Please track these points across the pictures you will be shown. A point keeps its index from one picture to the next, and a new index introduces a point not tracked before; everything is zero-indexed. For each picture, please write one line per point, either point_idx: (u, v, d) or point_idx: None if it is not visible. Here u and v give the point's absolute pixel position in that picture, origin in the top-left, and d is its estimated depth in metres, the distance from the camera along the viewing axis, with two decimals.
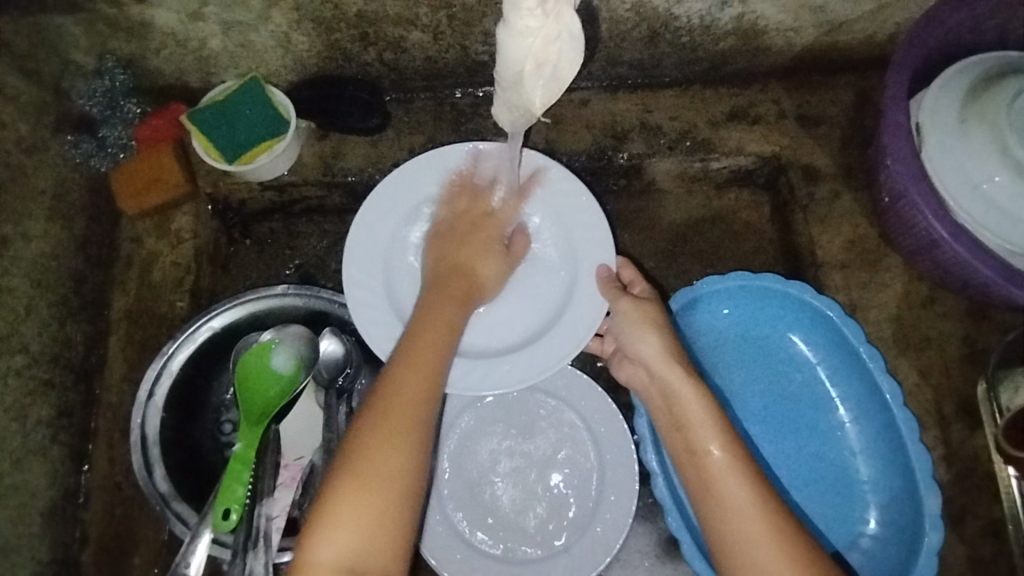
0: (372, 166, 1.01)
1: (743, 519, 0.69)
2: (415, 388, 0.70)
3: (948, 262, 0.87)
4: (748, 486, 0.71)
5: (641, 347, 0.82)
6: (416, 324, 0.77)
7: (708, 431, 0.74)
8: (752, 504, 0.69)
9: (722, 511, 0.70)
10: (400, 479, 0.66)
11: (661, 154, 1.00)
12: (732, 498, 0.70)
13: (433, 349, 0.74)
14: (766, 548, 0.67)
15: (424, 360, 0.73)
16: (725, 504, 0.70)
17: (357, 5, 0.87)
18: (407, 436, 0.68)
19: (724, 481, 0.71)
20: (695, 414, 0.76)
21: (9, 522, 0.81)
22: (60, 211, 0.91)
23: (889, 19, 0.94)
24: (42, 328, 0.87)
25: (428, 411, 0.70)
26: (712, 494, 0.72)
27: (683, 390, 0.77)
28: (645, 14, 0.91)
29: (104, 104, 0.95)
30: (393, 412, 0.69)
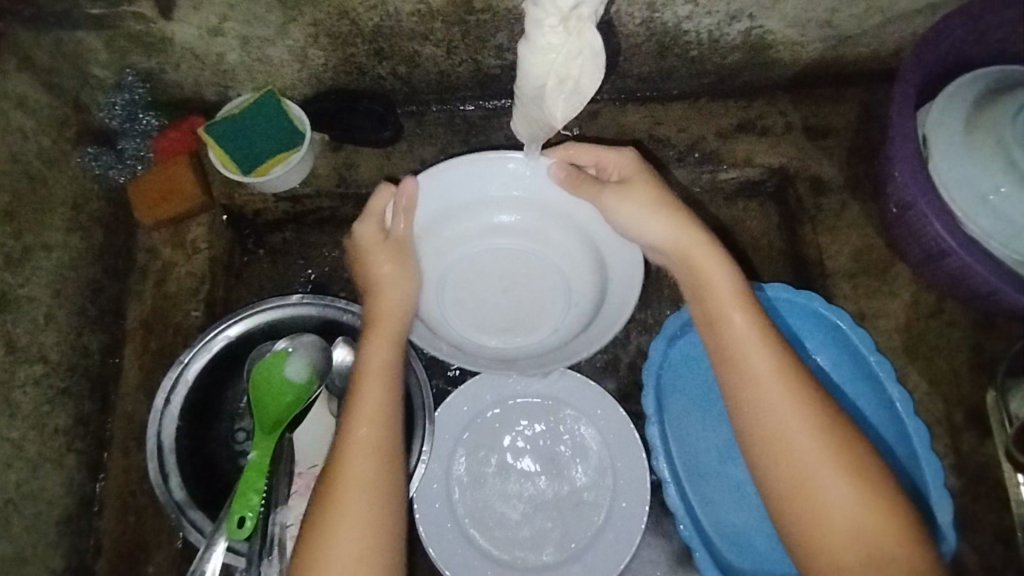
0: (385, 177, 1.02)
1: (778, 410, 0.69)
2: (365, 452, 0.71)
3: (956, 272, 0.88)
4: (769, 350, 0.71)
5: (652, 237, 0.79)
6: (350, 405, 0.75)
7: (732, 304, 0.74)
8: (780, 372, 0.70)
9: (756, 394, 0.70)
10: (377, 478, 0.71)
11: (669, 166, 1.02)
12: (755, 363, 0.71)
13: (370, 417, 0.73)
14: (802, 433, 0.68)
15: (361, 449, 0.72)
16: (749, 374, 0.71)
17: (373, 21, 0.89)
18: (376, 472, 0.71)
19: (748, 347, 0.72)
20: (714, 284, 0.75)
21: (25, 530, 0.81)
22: (79, 221, 0.92)
23: (893, 33, 0.96)
24: (60, 337, 0.88)
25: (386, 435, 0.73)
26: (737, 368, 0.72)
27: (696, 251, 0.77)
28: (655, 29, 0.93)
29: (123, 117, 0.98)
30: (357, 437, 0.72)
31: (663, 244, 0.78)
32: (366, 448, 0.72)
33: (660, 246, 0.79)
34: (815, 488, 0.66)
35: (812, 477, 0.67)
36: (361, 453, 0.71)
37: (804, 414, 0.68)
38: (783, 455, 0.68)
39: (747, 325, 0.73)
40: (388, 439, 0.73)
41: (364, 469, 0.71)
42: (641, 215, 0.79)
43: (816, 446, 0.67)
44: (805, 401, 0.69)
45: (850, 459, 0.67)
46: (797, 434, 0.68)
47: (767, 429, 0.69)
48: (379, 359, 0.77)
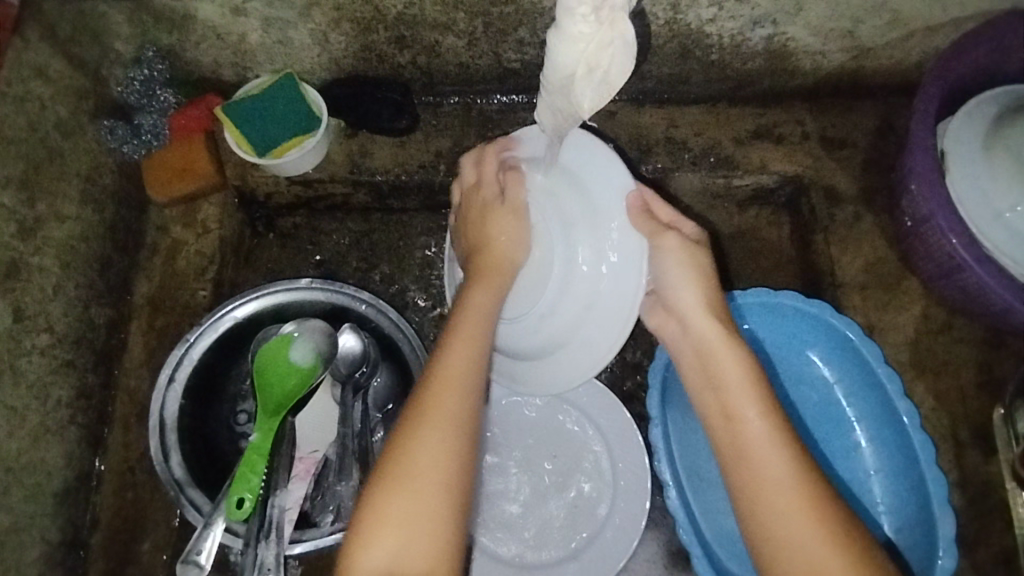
0: (399, 166, 1.02)
1: (790, 519, 0.62)
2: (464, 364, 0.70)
3: (968, 289, 0.88)
4: (787, 455, 0.66)
5: (683, 303, 0.78)
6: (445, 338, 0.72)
7: (751, 403, 0.69)
8: (794, 478, 0.64)
9: (761, 498, 0.64)
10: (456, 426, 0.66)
11: (684, 169, 1.02)
12: (770, 465, 0.65)
13: (468, 352, 0.71)
14: (812, 536, 0.61)
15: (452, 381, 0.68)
16: (760, 478, 0.65)
17: (396, 8, 0.89)
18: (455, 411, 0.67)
19: (765, 452, 0.66)
20: (732, 376, 0.72)
21: (24, 501, 0.81)
22: (93, 195, 0.92)
23: (915, 47, 0.96)
24: (68, 309, 0.88)
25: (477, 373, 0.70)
26: (748, 468, 0.66)
27: (712, 344, 0.75)
28: (678, 30, 0.92)
29: (140, 93, 0.96)
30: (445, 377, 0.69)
31: (695, 315, 0.77)
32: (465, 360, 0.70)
33: (689, 317, 0.78)
34: None
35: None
36: (450, 391, 0.68)
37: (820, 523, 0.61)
38: (787, 557, 0.62)
39: (766, 428, 0.68)
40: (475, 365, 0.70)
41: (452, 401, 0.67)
42: (676, 275, 0.79)
43: (827, 551, 0.60)
44: (822, 506, 0.62)
45: (846, 544, 0.61)
46: (803, 538, 0.61)
47: (784, 537, 0.62)
48: (483, 301, 0.76)
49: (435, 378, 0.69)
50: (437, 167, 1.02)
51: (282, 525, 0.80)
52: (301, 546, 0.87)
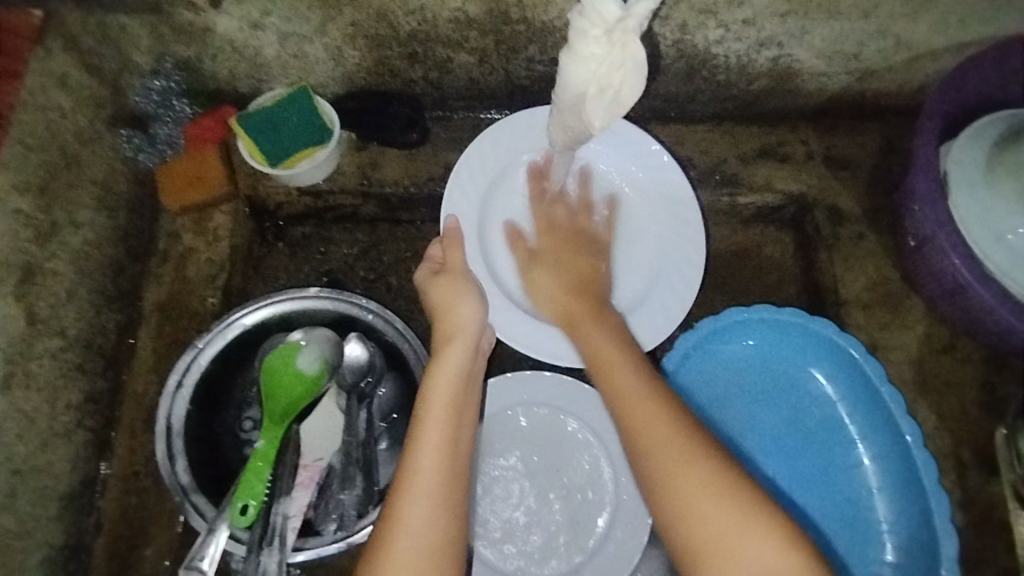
0: (408, 179, 1.03)
1: (674, 462, 0.68)
2: (438, 458, 0.73)
3: (972, 310, 0.89)
4: (664, 409, 0.72)
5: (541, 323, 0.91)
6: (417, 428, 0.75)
7: (654, 415, 0.71)
8: (712, 486, 0.66)
9: (656, 463, 0.69)
10: (435, 520, 0.70)
11: (689, 186, 1.04)
12: (649, 420, 0.71)
13: (435, 451, 0.73)
14: (698, 480, 0.66)
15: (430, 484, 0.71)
16: (677, 470, 0.67)
17: (410, 25, 0.91)
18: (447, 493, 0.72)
19: (683, 466, 0.67)
20: (606, 353, 0.80)
21: (30, 504, 0.81)
22: (107, 201, 0.93)
23: (918, 70, 0.97)
24: (79, 313, 0.89)
25: (457, 459, 0.74)
26: (633, 425, 0.72)
27: (610, 357, 0.79)
28: (685, 50, 0.94)
29: (157, 102, 0.99)
30: (417, 484, 0.71)
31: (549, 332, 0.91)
32: (439, 432, 0.75)
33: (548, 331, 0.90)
34: (741, 530, 0.63)
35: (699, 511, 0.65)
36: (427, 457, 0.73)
37: (743, 502, 0.64)
38: (684, 503, 0.66)
39: (674, 431, 0.70)
40: (458, 441, 0.76)
41: (417, 525, 0.69)
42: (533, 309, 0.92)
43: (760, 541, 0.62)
44: (701, 454, 0.68)
45: (732, 489, 0.65)
46: (691, 480, 0.66)
47: (666, 477, 0.67)
48: (443, 385, 0.79)
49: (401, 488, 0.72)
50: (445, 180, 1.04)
51: (286, 532, 0.82)
52: (302, 555, 0.85)
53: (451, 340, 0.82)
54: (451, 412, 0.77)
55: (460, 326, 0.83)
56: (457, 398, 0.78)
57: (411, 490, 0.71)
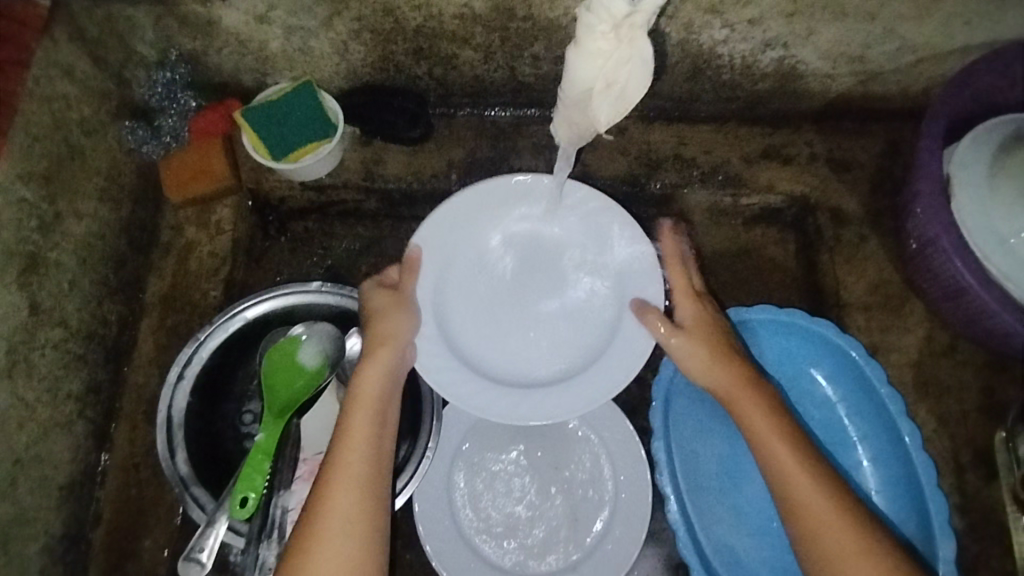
0: (411, 175, 1.04)
1: (800, 475, 0.77)
2: (350, 471, 0.74)
3: (973, 313, 0.89)
4: (773, 417, 0.80)
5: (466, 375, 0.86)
6: (337, 438, 0.77)
7: (773, 440, 0.79)
8: (832, 506, 0.75)
9: (779, 468, 0.78)
10: (342, 538, 0.71)
11: (692, 186, 1.04)
12: (757, 422, 0.80)
13: (347, 466, 0.74)
14: (818, 496, 0.75)
15: (337, 500, 0.73)
16: (789, 489, 0.77)
17: (416, 20, 0.91)
18: (356, 510, 0.73)
19: (796, 485, 0.77)
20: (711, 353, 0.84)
21: (29, 494, 0.81)
22: (111, 192, 0.93)
23: (922, 73, 0.98)
24: (82, 304, 0.89)
25: (368, 475, 0.75)
26: (752, 429, 0.81)
27: (705, 355, 0.84)
28: (690, 50, 0.94)
29: (163, 95, 0.98)
30: (328, 500, 0.73)
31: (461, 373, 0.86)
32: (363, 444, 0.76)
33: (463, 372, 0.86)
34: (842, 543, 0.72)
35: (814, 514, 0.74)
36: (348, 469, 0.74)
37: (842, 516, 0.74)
38: (801, 507, 0.75)
39: (790, 447, 0.79)
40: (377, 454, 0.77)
41: (327, 543, 0.71)
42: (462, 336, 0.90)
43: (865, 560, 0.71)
44: (813, 465, 0.77)
45: (833, 498, 0.75)
46: (815, 494, 0.75)
47: (788, 485, 0.77)
48: (372, 388, 0.80)
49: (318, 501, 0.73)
50: (449, 176, 1.04)
51: (284, 525, 0.81)
52: None
53: (383, 348, 0.82)
54: (370, 423, 0.78)
55: (392, 341, 0.83)
56: (374, 409, 0.78)
57: (325, 508, 0.72)
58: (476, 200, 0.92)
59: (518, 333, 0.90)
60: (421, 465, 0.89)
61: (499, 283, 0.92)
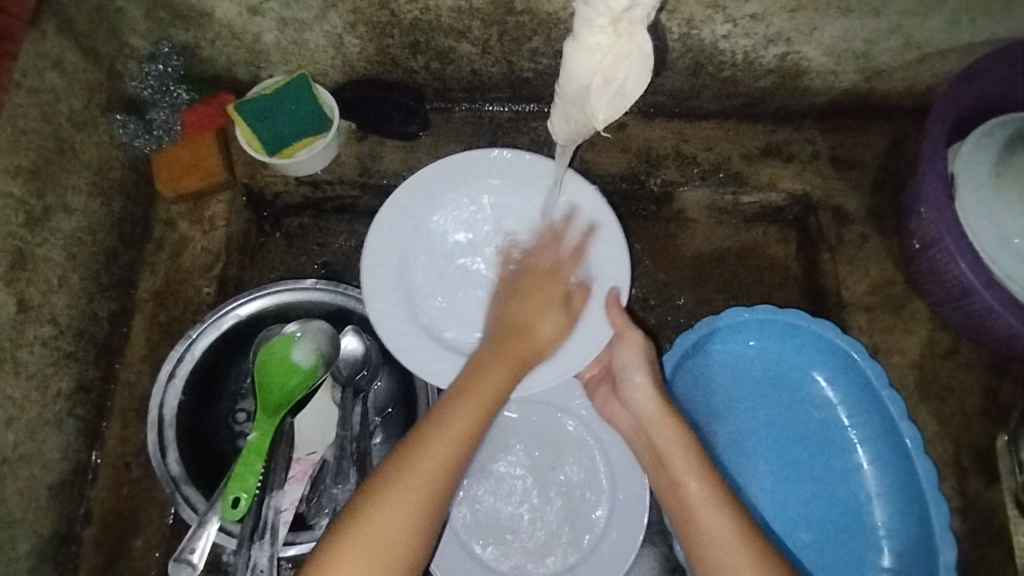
0: (408, 171, 1.02)
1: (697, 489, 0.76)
2: (455, 441, 0.74)
3: (975, 314, 0.88)
4: (681, 429, 0.81)
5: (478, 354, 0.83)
6: (449, 400, 0.77)
7: (691, 472, 0.78)
8: (734, 537, 0.73)
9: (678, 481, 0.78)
10: (426, 499, 0.71)
11: (692, 183, 1.01)
12: (664, 433, 0.82)
13: (457, 435, 0.75)
14: (714, 512, 0.74)
15: (437, 462, 0.73)
16: (697, 520, 0.75)
17: (412, 13, 0.89)
18: (446, 477, 0.73)
19: (703, 509, 0.75)
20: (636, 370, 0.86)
21: (18, 493, 0.80)
22: (102, 187, 0.92)
23: (927, 70, 0.96)
24: (71, 300, 0.88)
25: (467, 451, 0.75)
26: (657, 441, 0.82)
27: (634, 371, 0.86)
28: (691, 45, 0.93)
29: (155, 88, 0.97)
30: (428, 458, 0.73)
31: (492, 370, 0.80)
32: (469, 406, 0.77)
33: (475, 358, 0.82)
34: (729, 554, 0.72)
35: (703, 525, 0.74)
36: (451, 433, 0.75)
37: (736, 528, 0.73)
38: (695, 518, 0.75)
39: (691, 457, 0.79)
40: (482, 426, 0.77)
41: (414, 500, 0.71)
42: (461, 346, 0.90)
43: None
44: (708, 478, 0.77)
45: (734, 513, 0.74)
46: (710, 506, 0.75)
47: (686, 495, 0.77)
48: (497, 372, 0.80)
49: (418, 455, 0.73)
50: None
51: (276, 527, 0.80)
52: (296, 547, 0.87)
53: (524, 333, 0.84)
54: (489, 399, 0.78)
55: (533, 329, 0.84)
56: (501, 387, 0.79)
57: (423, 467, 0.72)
58: (467, 174, 0.93)
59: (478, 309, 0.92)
60: None
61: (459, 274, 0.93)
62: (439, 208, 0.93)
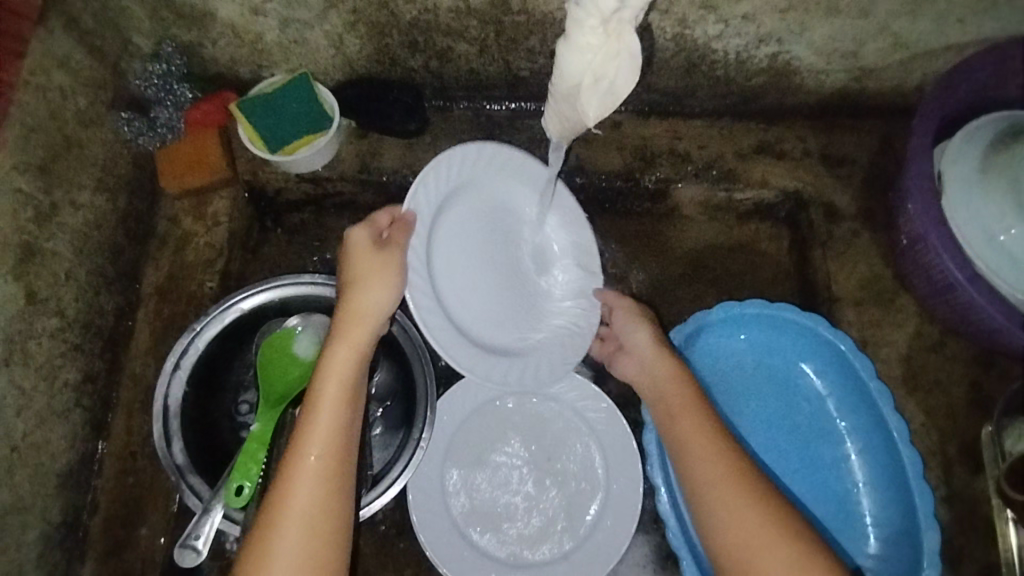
0: (407, 168, 1.04)
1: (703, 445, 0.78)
2: (327, 437, 0.73)
3: (960, 308, 0.90)
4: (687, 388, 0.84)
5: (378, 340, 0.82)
6: (309, 404, 0.75)
7: (685, 409, 0.82)
8: (742, 494, 0.73)
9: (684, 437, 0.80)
10: (317, 501, 0.71)
11: (686, 180, 1.04)
12: (672, 393, 0.84)
13: (323, 434, 0.73)
14: (720, 469, 0.76)
15: (311, 464, 0.72)
16: (701, 458, 0.77)
17: (411, 13, 0.91)
18: (329, 475, 0.72)
19: (709, 466, 0.76)
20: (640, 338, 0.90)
21: (27, 480, 0.82)
22: (107, 183, 0.94)
23: (916, 70, 0.98)
24: (78, 294, 0.90)
25: (344, 442, 0.74)
26: (666, 400, 0.84)
27: (641, 339, 0.90)
28: (684, 45, 0.95)
29: (158, 87, 1.00)
30: (302, 464, 0.72)
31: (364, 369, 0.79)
32: (316, 484, 0.71)
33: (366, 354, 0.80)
34: (736, 513, 0.72)
35: (712, 480, 0.75)
36: (303, 493, 0.71)
37: (743, 487, 0.74)
38: (702, 473, 0.76)
39: (697, 415, 0.81)
40: (335, 501, 0.72)
41: (302, 505, 0.71)
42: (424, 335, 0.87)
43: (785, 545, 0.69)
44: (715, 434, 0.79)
45: (740, 471, 0.75)
46: (715, 463, 0.76)
47: (691, 453, 0.78)
48: (344, 364, 0.77)
49: (293, 463, 0.72)
50: None
51: None
52: None
53: (354, 324, 0.79)
54: (340, 390, 0.76)
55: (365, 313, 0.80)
56: (347, 382, 0.77)
57: (300, 472, 0.72)
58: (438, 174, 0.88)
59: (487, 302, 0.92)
60: (415, 455, 0.91)
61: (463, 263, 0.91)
62: (437, 197, 0.88)
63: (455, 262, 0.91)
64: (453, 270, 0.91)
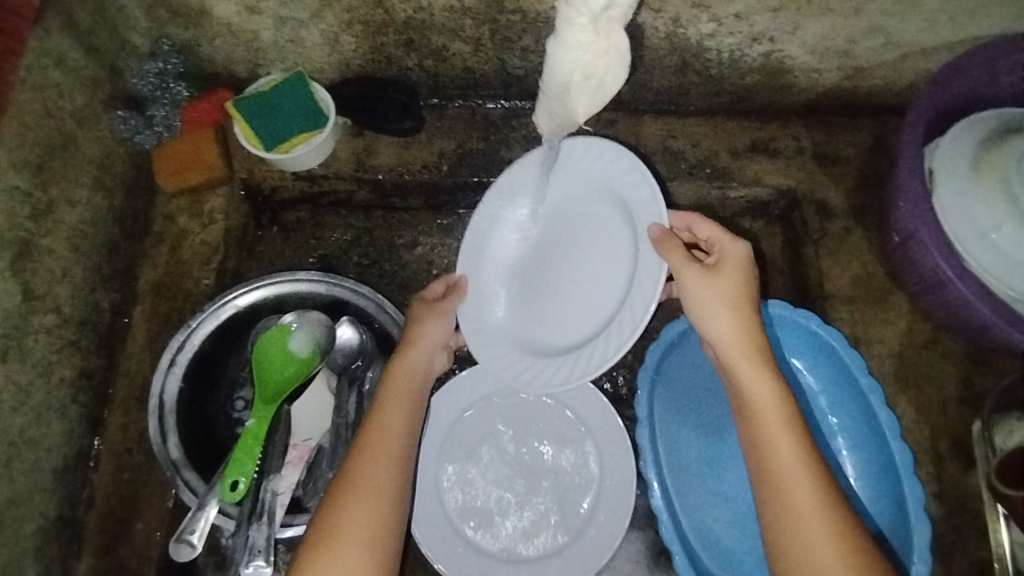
0: (402, 166, 1.05)
1: (779, 448, 0.71)
2: (388, 457, 0.77)
3: (951, 304, 0.90)
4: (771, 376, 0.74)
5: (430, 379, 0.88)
6: (372, 424, 0.80)
7: (777, 423, 0.72)
8: (816, 509, 0.68)
9: (762, 433, 0.73)
10: (375, 516, 0.73)
11: (680, 178, 1.04)
12: (754, 380, 0.74)
13: (384, 451, 0.78)
14: (796, 479, 0.69)
15: (373, 479, 0.75)
16: (781, 472, 0.70)
17: (406, 12, 0.92)
18: (386, 491, 0.75)
19: (789, 472, 0.70)
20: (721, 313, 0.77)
21: (23, 475, 0.83)
22: (103, 180, 0.94)
23: (908, 68, 0.99)
24: (74, 290, 0.90)
25: (402, 462, 0.78)
26: (740, 388, 0.75)
27: (724, 313, 0.77)
28: (677, 44, 0.95)
29: (155, 84, 0.99)
30: (362, 477, 0.75)
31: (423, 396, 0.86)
32: (375, 499, 0.74)
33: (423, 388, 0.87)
34: (809, 529, 0.67)
35: (784, 488, 0.69)
36: (360, 506, 0.73)
37: (816, 500, 0.68)
38: (776, 476, 0.70)
39: (778, 407, 0.73)
40: (392, 517, 0.74)
41: (363, 516, 0.73)
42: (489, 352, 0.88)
43: None
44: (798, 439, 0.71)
45: (816, 479, 0.69)
46: (793, 468, 0.70)
47: (766, 455, 0.71)
48: (403, 390, 0.84)
49: (354, 476, 0.75)
50: (439, 168, 1.05)
51: (274, 509, 0.81)
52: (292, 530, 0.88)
53: (410, 353, 0.86)
54: (401, 415, 0.82)
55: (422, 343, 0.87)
56: (407, 409, 0.82)
57: (360, 485, 0.74)
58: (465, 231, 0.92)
59: (546, 300, 0.88)
60: None
61: (521, 283, 0.90)
62: (478, 251, 0.92)
63: (512, 288, 0.91)
64: (511, 298, 0.91)
